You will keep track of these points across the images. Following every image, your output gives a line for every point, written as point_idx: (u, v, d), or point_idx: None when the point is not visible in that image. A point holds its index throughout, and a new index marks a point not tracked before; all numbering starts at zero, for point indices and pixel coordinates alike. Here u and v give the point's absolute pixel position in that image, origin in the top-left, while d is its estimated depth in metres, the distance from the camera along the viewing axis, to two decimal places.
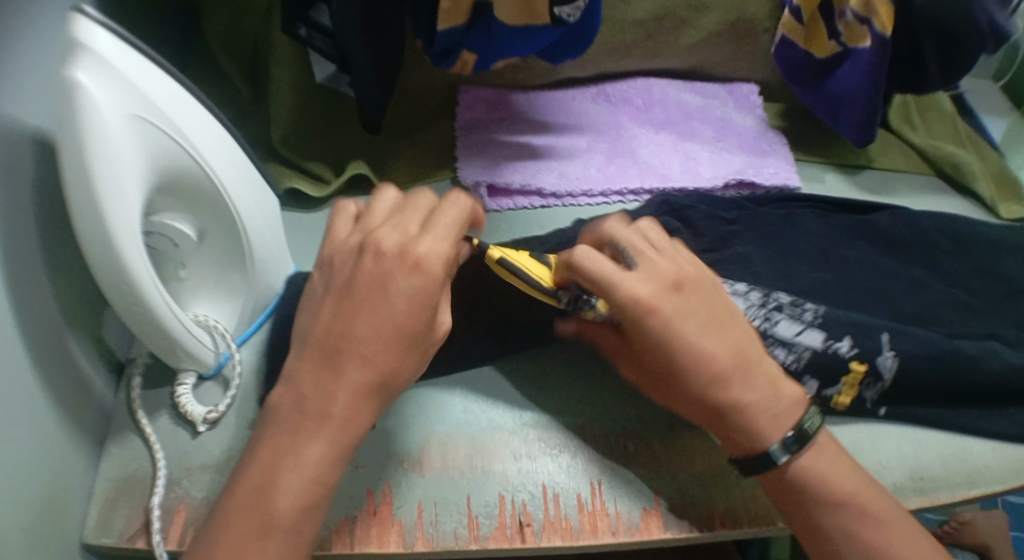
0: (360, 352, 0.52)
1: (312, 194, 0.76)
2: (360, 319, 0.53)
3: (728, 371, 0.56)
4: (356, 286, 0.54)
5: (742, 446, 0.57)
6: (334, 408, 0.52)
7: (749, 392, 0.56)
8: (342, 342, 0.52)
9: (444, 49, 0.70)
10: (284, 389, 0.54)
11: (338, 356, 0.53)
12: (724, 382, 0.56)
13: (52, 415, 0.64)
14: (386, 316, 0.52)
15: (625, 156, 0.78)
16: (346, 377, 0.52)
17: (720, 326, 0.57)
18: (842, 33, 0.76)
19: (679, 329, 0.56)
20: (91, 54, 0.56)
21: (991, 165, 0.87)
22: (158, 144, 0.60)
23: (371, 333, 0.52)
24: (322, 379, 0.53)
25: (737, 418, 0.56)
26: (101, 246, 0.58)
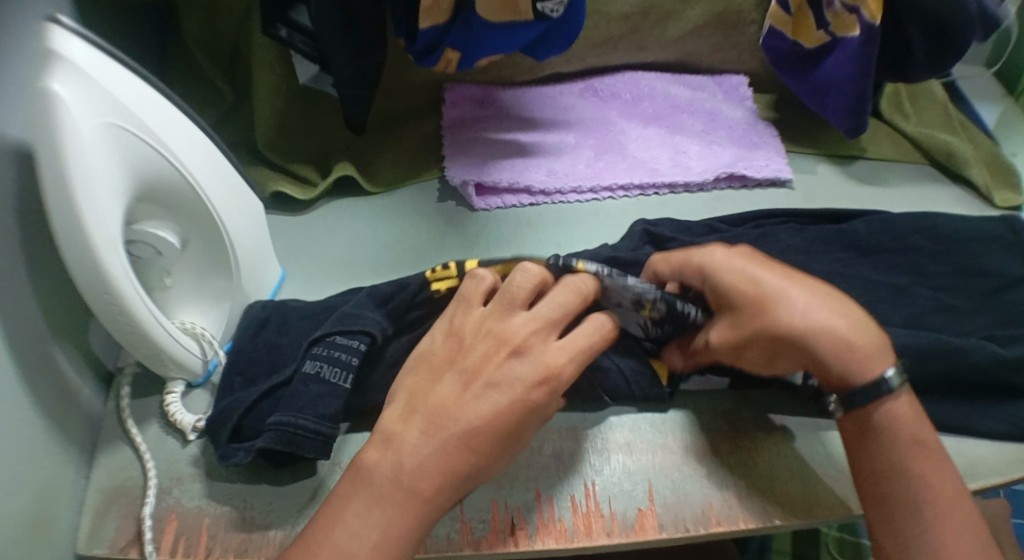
0: (475, 428, 0.51)
1: (299, 196, 0.75)
2: (474, 398, 0.52)
3: (820, 303, 0.57)
4: (473, 355, 0.53)
5: (845, 373, 0.57)
6: (421, 481, 0.50)
7: (839, 322, 0.57)
8: (447, 426, 0.51)
9: (426, 48, 0.69)
10: (383, 455, 0.51)
11: (424, 435, 0.51)
12: (814, 311, 0.56)
13: (40, 425, 0.63)
14: (501, 411, 0.51)
15: (613, 151, 0.77)
16: (445, 442, 0.50)
17: (802, 276, 0.59)
18: (830, 22, 0.75)
19: (763, 267, 0.58)
20: (66, 63, 0.55)
21: (984, 152, 0.86)
22: (138, 152, 0.59)
23: (487, 413, 0.51)
24: (420, 449, 0.50)
25: (834, 342, 0.56)
26: (82, 257, 0.57)
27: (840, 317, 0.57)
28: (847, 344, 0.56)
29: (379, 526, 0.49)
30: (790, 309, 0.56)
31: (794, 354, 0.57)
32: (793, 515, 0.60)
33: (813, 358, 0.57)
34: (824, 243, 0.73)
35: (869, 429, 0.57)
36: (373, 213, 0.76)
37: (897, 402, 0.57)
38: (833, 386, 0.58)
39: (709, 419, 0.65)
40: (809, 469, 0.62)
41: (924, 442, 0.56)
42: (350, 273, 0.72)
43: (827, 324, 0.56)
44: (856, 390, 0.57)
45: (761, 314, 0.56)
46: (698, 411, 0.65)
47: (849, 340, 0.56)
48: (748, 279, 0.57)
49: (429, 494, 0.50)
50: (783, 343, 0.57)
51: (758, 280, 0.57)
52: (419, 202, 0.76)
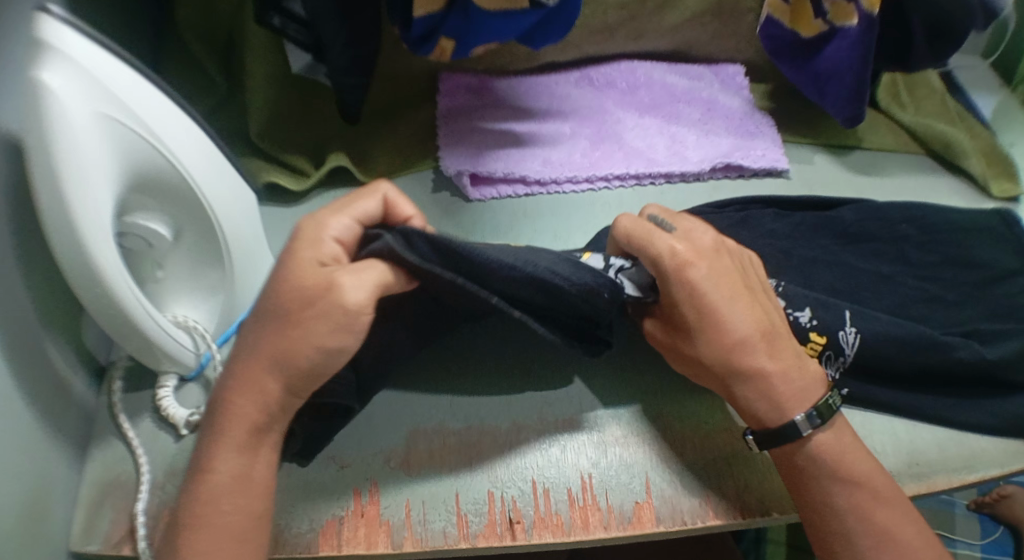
0: (309, 355, 0.52)
1: (291, 186, 0.74)
2: (314, 319, 0.52)
3: (757, 338, 0.56)
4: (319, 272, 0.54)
5: (758, 408, 0.57)
6: (266, 408, 0.53)
7: (766, 359, 0.57)
8: (287, 356, 0.53)
9: (422, 35, 0.68)
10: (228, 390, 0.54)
11: (264, 358, 0.53)
12: (747, 347, 0.56)
13: (32, 420, 0.63)
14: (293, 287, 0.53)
15: (610, 140, 0.76)
16: (282, 367, 0.53)
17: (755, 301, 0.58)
18: (827, 10, 0.74)
19: (709, 288, 0.56)
20: (55, 52, 0.54)
21: (982, 141, 0.86)
22: (128, 143, 0.58)
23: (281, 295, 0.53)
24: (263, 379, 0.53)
25: (755, 380, 0.57)
26: (72, 249, 0.57)
27: (776, 359, 0.57)
28: (769, 387, 0.57)
29: (226, 459, 0.53)
30: (715, 345, 0.56)
31: (710, 379, 0.59)
32: (793, 508, 0.60)
33: (724, 383, 0.58)
34: (823, 234, 0.72)
35: (799, 474, 0.57)
36: None
37: (819, 443, 0.57)
38: (748, 421, 0.58)
39: (707, 412, 0.64)
40: None
41: (853, 474, 0.56)
42: None
43: (754, 361, 0.56)
44: (772, 432, 0.57)
45: (693, 338, 0.57)
46: (696, 401, 0.65)
47: (772, 384, 0.57)
48: (691, 299, 0.56)
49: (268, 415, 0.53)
50: (704, 369, 0.58)
51: (701, 301, 0.56)
52: (414, 191, 0.75)
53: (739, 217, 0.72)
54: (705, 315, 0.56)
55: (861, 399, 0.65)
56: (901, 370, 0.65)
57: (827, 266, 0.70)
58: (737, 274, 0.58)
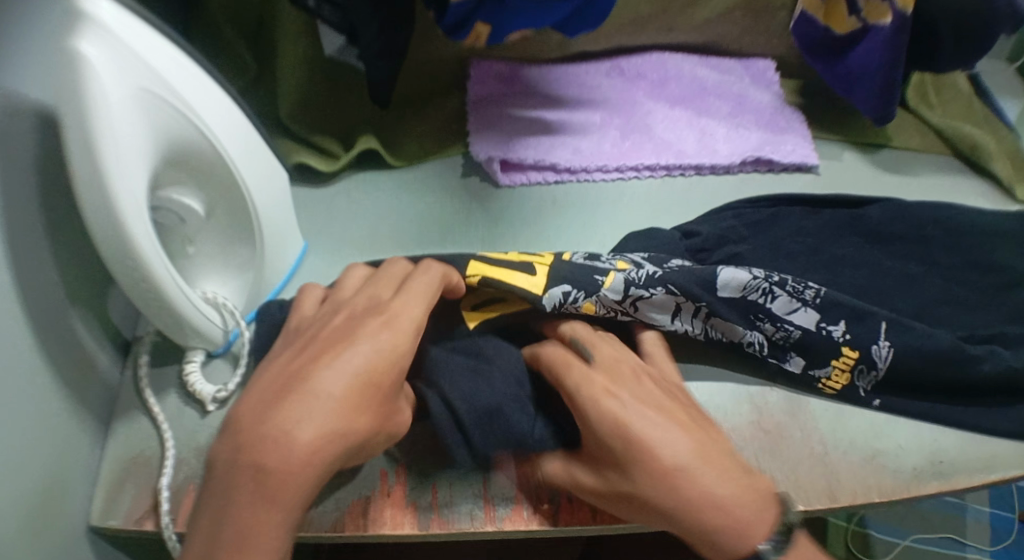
0: (324, 406, 0.50)
1: (321, 167, 0.74)
2: (334, 369, 0.51)
3: (697, 461, 0.53)
4: (332, 336, 0.54)
5: (741, 549, 0.53)
6: (302, 460, 0.49)
7: (722, 487, 0.53)
8: (303, 400, 0.50)
9: (457, 22, 0.68)
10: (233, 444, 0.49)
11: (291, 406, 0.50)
12: (690, 471, 0.53)
13: (58, 393, 0.63)
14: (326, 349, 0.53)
15: (639, 131, 0.76)
16: (306, 415, 0.49)
17: (677, 425, 0.55)
18: (861, 7, 0.75)
19: (634, 417, 0.54)
20: (93, 23, 0.54)
21: (1006, 145, 0.86)
22: (164, 116, 0.58)
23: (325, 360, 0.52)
24: (285, 425, 0.49)
25: (706, 514, 0.52)
26: (106, 220, 0.57)
27: (724, 478, 0.53)
28: (728, 512, 0.52)
29: (247, 513, 0.47)
30: (653, 474, 0.52)
31: (667, 523, 0.53)
32: (817, 502, 0.60)
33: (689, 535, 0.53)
34: (852, 231, 0.72)
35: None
36: (397, 187, 0.75)
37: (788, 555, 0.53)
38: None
39: (734, 403, 0.64)
40: (834, 456, 0.62)
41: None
42: (373, 246, 0.71)
43: (708, 488, 0.52)
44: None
45: (625, 471, 0.53)
46: (723, 393, 0.65)
47: (731, 510, 0.52)
48: (632, 441, 0.53)
49: (296, 473, 0.48)
50: (655, 510, 0.53)
51: (630, 433, 0.53)
52: (443, 177, 0.75)
53: (770, 213, 0.72)
54: (643, 465, 0.53)
55: (891, 411, 0.65)
56: (929, 379, 0.64)
57: (856, 262, 0.70)
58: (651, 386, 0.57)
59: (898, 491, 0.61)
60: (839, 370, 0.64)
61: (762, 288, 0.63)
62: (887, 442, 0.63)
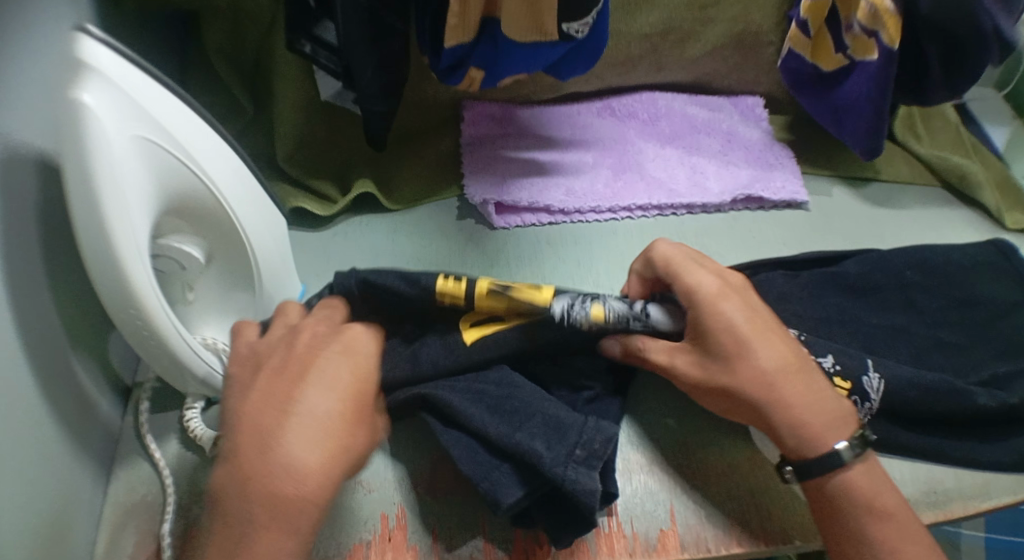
0: (294, 479, 0.50)
1: (318, 212, 0.75)
2: (309, 391, 0.53)
3: (788, 371, 0.57)
4: (307, 354, 0.56)
5: (798, 444, 0.57)
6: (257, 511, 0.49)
7: (799, 387, 0.57)
8: (262, 476, 0.50)
9: (450, 66, 0.69)
10: (225, 475, 0.51)
11: (289, 436, 0.51)
12: (779, 377, 0.57)
13: (60, 440, 0.64)
14: (339, 377, 0.54)
15: (631, 170, 0.78)
16: (300, 443, 0.51)
17: (778, 334, 0.59)
18: (848, 45, 0.75)
19: (744, 320, 0.58)
20: (96, 75, 0.55)
21: (995, 174, 0.88)
22: (164, 166, 0.59)
23: (317, 397, 0.53)
24: (244, 500, 0.50)
25: (787, 406, 0.57)
26: (107, 267, 0.58)
27: (804, 392, 0.58)
28: (800, 421, 0.57)
29: (264, 536, 0.49)
30: (751, 368, 0.57)
31: (746, 411, 0.58)
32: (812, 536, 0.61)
33: (761, 420, 0.58)
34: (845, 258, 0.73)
35: (829, 506, 0.57)
36: (393, 228, 0.76)
37: (853, 473, 0.57)
38: (786, 456, 0.58)
39: (732, 442, 0.65)
40: None
41: (884, 508, 0.56)
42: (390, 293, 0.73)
43: (786, 392, 0.57)
44: (808, 463, 0.57)
45: (727, 364, 0.57)
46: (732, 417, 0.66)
47: (803, 418, 0.57)
48: (729, 328, 0.57)
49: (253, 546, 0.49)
50: (738, 399, 0.57)
51: (737, 331, 0.57)
52: (437, 218, 0.76)
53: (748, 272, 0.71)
54: (740, 358, 0.57)
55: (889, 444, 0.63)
56: (924, 416, 0.64)
57: (848, 297, 0.70)
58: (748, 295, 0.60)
59: None
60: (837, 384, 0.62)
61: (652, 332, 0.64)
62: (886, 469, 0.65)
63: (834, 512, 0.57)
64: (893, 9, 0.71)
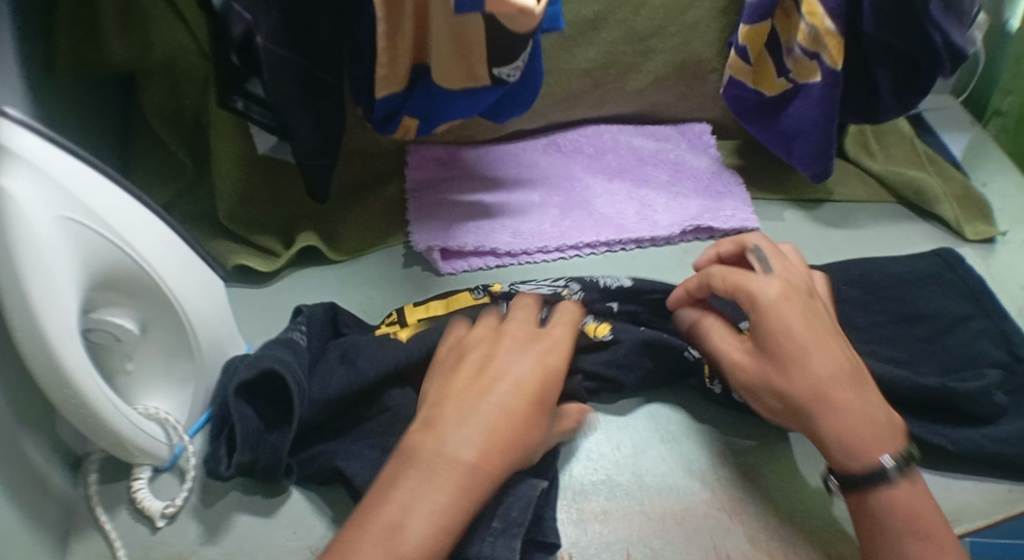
0: (430, 507, 0.49)
1: (262, 268, 0.74)
2: (456, 433, 0.52)
3: (841, 380, 0.57)
4: (467, 390, 0.55)
5: (846, 457, 0.56)
6: (416, 540, 0.48)
7: (853, 402, 0.56)
8: (410, 483, 0.50)
9: (385, 115, 0.68)
10: (414, 468, 0.51)
11: (405, 479, 0.50)
12: (834, 385, 0.56)
13: (16, 520, 0.60)
14: (490, 435, 0.52)
15: (579, 207, 0.77)
16: (480, 433, 0.52)
17: (837, 347, 0.58)
18: (791, 70, 0.74)
19: (801, 328, 0.58)
20: (16, 159, 0.54)
21: (954, 186, 0.87)
22: (90, 243, 0.59)
23: (463, 440, 0.52)
24: (428, 481, 0.50)
25: (835, 410, 0.56)
26: (36, 347, 0.56)
27: (859, 406, 0.56)
28: (845, 427, 0.56)
29: None
30: (802, 375, 0.57)
31: (796, 415, 0.57)
32: None
33: (804, 422, 0.57)
34: None
35: (867, 521, 0.55)
36: (340, 280, 0.74)
37: (897, 489, 0.55)
38: (833, 468, 0.57)
39: (686, 482, 0.63)
40: (785, 530, 0.61)
41: (929, 529, 0.53)
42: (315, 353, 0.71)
43: (841, 406, 0.56)
44: (856, 476, 0.55)
45: (780, 367, 0.58)
46: (694, 453, 0.65)
47: (847, 425, 0.56)
48: (786, 333, 0.58)
49: (480, 463, 0.51)
50: (790, 406, 0.57)
51: (792, 335, 0.58)
52: (384, 267, 0.75)
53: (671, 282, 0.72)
54: (800, 356, 0.57)
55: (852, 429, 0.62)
56: None
57: None
58: (818, 309, 0.60)
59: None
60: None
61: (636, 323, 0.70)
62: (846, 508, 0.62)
63: (874, 527, 0.55)
64: (833, 30, 0.70)
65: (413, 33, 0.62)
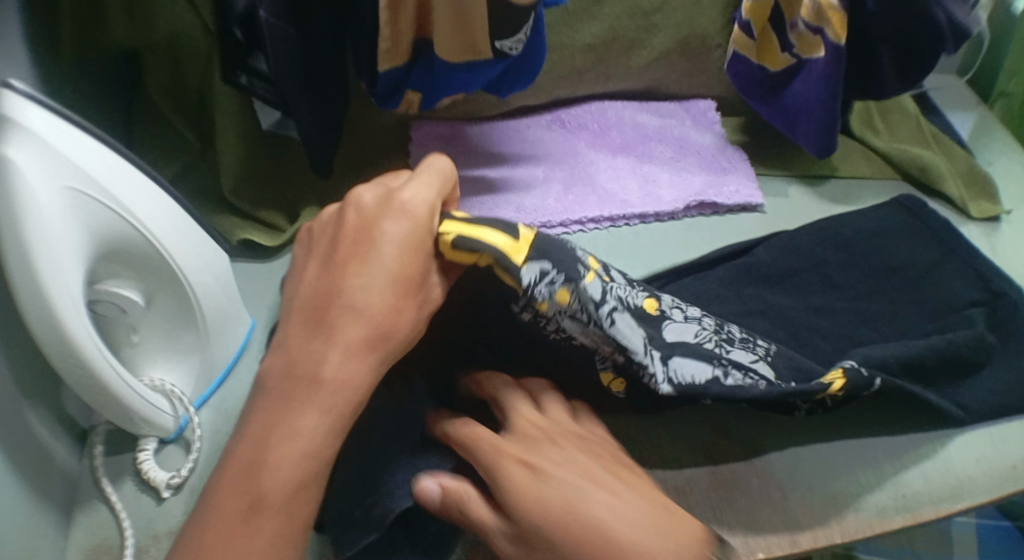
0: (293, 436, 0.47)
1: (268, 243, 0.75)
2: (328, 343, 0.49)
3: (646, 528, 0.47)
4: (320, 291, 0.51)
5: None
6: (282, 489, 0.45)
7: (647, 543, 0.46)
8: (281, 429, 0.47)
9: (387, 91, 0.69)
10: (268, 422, 0.47)
11: (288, 409, 0.47)
12: (608, 522, 0.47)
13: (21, 493, 0.61)
14: (362, 335, 0.49)
15: (583, 183, 0.77)
16: (337, 338, 0.49)
17: (635, 498, 0.49)
18: (794, 45, 0.74)
19: (553, 490, 0.48)
20: (18, 127, 0.54)
21: (959, 164, 0.86)
22: (95, 214, 0.59)
23: (344, 345, 0.49)
24: (303, 411, 0.47)
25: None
26: (41, 322, 0.56)
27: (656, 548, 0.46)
28: None
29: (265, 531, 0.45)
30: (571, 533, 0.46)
31: None
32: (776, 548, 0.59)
33: None
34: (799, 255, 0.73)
35: None
36: None
37: None
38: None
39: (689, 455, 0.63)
40: (787, 499, 0.61)
41: None
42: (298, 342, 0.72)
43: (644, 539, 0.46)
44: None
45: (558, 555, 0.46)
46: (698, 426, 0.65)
47: None
48: (575, 516, 0.47)
49: (348, 373, 0.49)
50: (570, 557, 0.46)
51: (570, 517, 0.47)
52: None
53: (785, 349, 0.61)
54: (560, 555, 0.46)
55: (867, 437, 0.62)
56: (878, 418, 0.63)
57: (806, 299, 0.70)
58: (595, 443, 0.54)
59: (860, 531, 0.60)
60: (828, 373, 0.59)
61: (711, 338, 0.59)
62: (846, 482, 0.62)
63: None
64: (835, 3, 0.70)
65: (415, 4, 0.63)
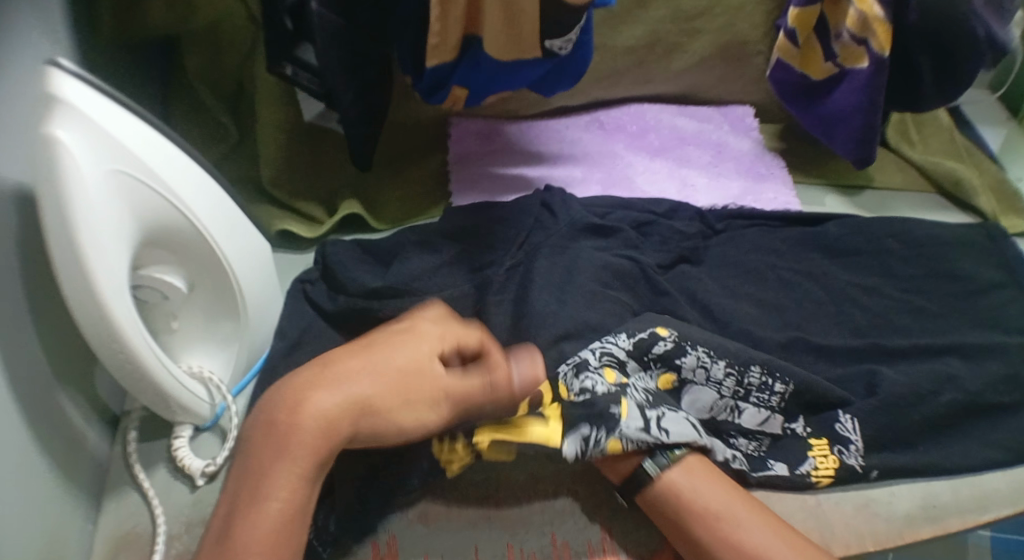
0: (267, 499, 0.46)
1: (305, 233, 0.74)
2: (322, 398, 0.49)
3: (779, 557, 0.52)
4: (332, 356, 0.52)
5: None
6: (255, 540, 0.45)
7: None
8: (259, 482, 0.47)
9: (432, 86, 0.69)
10: (250, 470, 0.48)
11: (272, 461, 0.47)
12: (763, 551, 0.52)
13: (54, 475, 0.60)
14: (354, 401, 0.49)
15: (621, 184, 0.77)
16: (328, 403, 0.49)
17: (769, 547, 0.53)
18: (837, 54, 0.74)
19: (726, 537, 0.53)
20: (74, 114, 0.54)
21: (992, 179, 0.87)
22: (144, 200, 0.59)
23: (336, 403, 0.49)
24: (284, 463, 0.47)
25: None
26: (86, 303, 0.57)
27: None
28: None
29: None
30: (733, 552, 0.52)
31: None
32: None
33: None
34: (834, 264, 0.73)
35: None
36: None
37: None
38: None
39: None
40: (821, 507, 0.61)
41: None
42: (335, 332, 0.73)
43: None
44: None
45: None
46: None
47: None
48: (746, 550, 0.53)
49: (333, 436, 0.48)
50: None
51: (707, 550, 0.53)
52: None
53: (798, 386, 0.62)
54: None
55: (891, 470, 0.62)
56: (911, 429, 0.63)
57: (842, 307, 0.70)
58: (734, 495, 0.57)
59: (891, 540, 0.60)
60: (822, 458, 0.61)
61: (726, 407, 0.61)
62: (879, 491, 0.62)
63: None
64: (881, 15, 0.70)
65: (466, 4, 0.62)
